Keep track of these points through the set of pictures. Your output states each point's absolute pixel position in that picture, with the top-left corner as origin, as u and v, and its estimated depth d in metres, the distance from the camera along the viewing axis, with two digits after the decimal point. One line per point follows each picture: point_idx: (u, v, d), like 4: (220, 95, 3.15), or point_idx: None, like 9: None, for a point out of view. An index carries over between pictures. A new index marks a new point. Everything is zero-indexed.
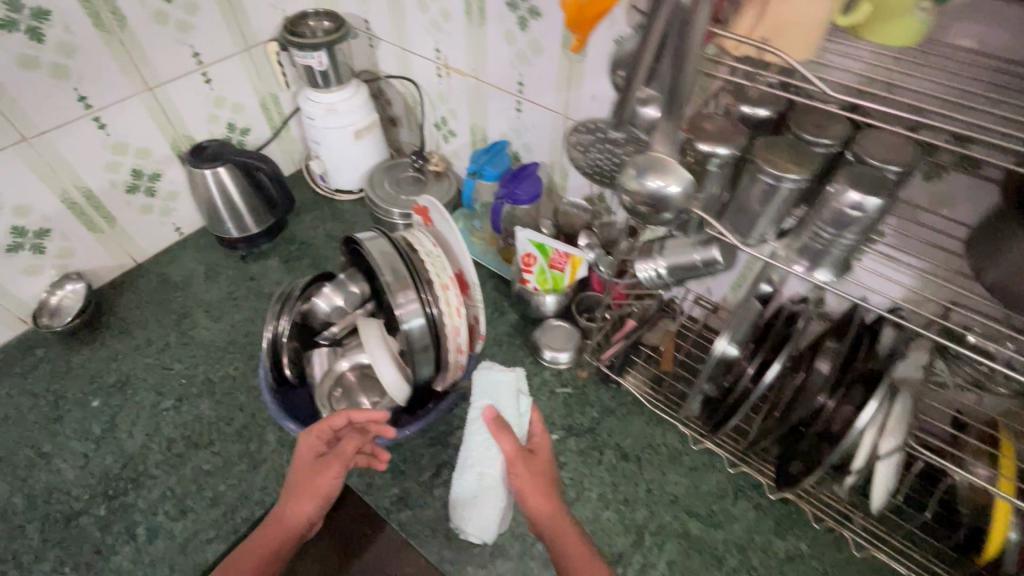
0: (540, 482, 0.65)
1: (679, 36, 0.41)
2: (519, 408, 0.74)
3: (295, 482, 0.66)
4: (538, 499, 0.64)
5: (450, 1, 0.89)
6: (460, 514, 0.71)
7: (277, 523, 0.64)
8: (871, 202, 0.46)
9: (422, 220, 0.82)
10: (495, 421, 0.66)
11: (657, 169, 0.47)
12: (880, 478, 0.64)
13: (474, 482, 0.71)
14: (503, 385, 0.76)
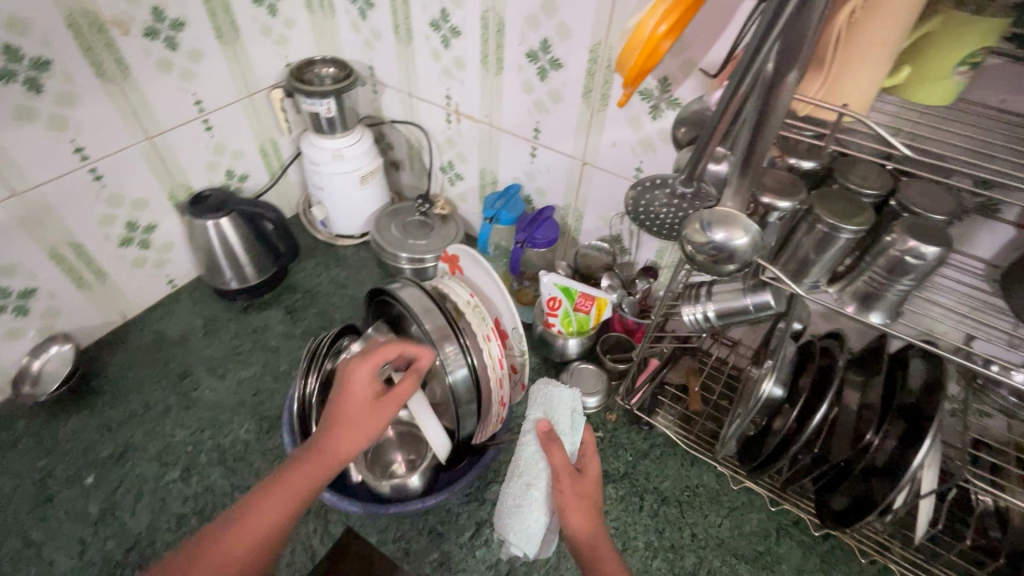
0: (586, 505, 0.58)
1: (761, 100, 0.42)
2: (575, 424, 0.63)
3: (345, 410, 0.58)
4: (580, 525, 0.56)
5: (466, 51, 0.90)
6: (505, 520, 0.63)
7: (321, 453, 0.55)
8: (932, 252, 0.48)
9: (450, 268, 0.85)
10: (546, 431, 0.61)
11: (724, 222, 0.48)
12: (924, 509, 0.66)
13: (519, 491, 0.62)
14: (558, 399, 0.64)
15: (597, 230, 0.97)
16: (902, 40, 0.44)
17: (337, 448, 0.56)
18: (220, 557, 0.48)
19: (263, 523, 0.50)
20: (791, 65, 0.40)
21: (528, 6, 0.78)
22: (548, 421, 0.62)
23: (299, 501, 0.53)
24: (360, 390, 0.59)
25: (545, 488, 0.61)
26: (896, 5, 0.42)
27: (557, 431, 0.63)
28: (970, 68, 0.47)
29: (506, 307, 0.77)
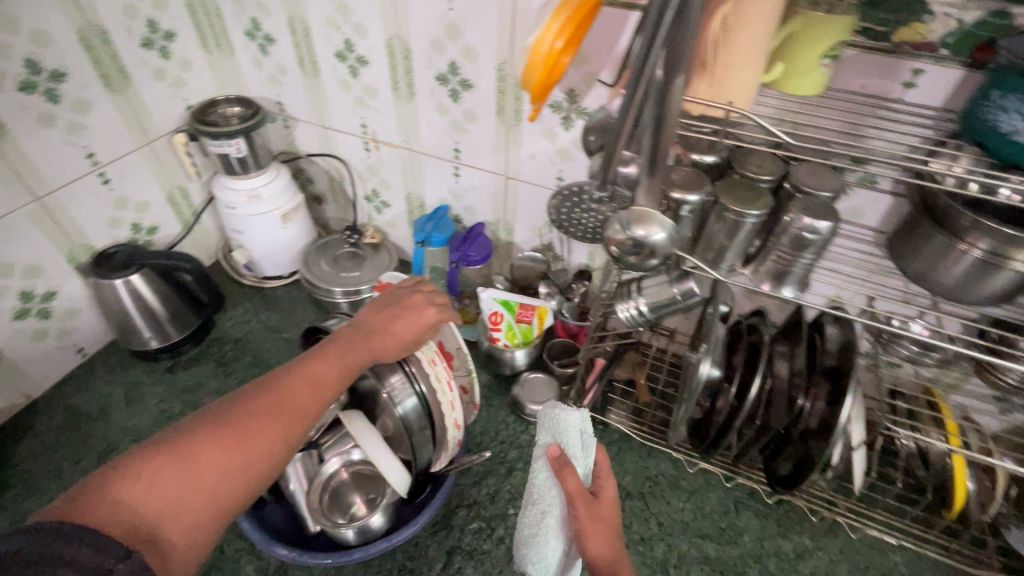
0: (605, 529, 0.57)
1: (657, 102, 0.45)
2: (586, 446, 0.61)
3: (397, 321, 0.65)
4: (600, 548, 0.55)
5: (376, 79, 0.89)
6: (522, 552, 0.64)
7: (371, 343, 0.61)
8: (824, 226, 0.53)
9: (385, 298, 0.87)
10: (557, 457, 0.58)
11: (642, 219, 0.50)
12: (858, 459, 0.72)
13: (533, 521, 0.62)
14: (567, 422, 0.60)
15: (529, 241, 0.98)
16: (771, 39, 0.48)
17: (381, 349, 0.62)
18: (292, 397, 0.51)
19: (327, 384, 0.54)
20: (677, 71, 0.43)
21: (431, 32, 0.79)
22: (558, 446, 0.59)
23: (349, 377, 0.57)
24: (416, 313, 0.66)
25: (558, 515, 0.60)
26: (761, 10, 0.46)
27: (568, 455, 0.60)
28: (831, 59, 0.54)
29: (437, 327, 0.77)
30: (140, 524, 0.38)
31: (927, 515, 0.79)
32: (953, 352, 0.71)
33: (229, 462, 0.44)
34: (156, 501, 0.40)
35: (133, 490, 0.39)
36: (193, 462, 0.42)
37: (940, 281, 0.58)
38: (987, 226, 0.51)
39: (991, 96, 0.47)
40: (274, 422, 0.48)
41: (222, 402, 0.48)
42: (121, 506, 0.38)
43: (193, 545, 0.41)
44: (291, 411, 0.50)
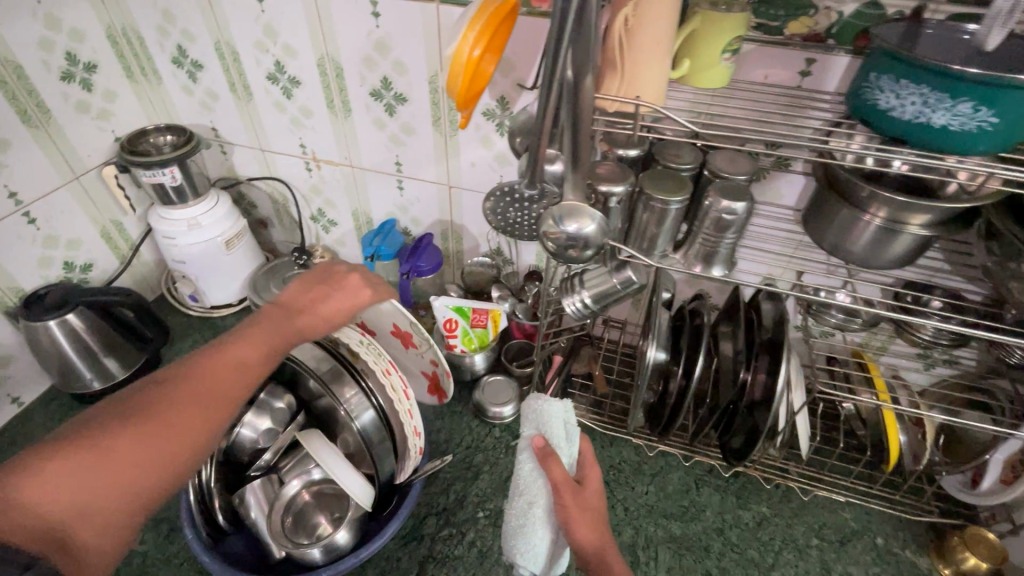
0: (590, 514, 0.60)
1: (572, 101, 0.48)
2: (570, 436, 0.64)
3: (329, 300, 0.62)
4: (586, 531, 0.58)
5: (310, 98, 0.90)
6: (508, 544, 0.65)
7: (300, 325, 0.59)
8: (740, 206, 0.57)
9: None
10: (541, 448, 0.62)
11: (573, 214, 0.53)
12: (801, 426, 0.78)
13: (520, 511, 0.63)
14: (551, 414, 0.64)
15: (478, 246, 1.00)
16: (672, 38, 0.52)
17: (310, 329, 0.60)
18: (208, 386, 0.49)
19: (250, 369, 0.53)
20: (585, 72, 0.46)
21: (361, 49, 0.81)
22: (542, 437, 0.63)
23: (274, 360, 0.56)
24: (348, 289, 0.64)
25: (545, 504, 0.63)
26: (658, 13, 0.50)
27: (553, 446, 0.63)
28: (731, 54, 0.58)
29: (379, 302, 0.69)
30: (45, 527, 0.38)
31: (870, 470, 0.84)
32: (875, 316, 0.77)
33: (139, 459, 0.43)
34: (62, 505, 0.39)
35: (32, 496, 0.38)
36: (98, 462, 0.42)
37: (851, 250, 0.63)
38: (884, 196, 0.57)
39: (871, 77, 0.52)
40: (191, 413, 0.47)
41: (132, 395, 0.47)
42: (23, 512, 0.38)
43: (110, 540, 0.41)
44: (208, 401, 0.48)
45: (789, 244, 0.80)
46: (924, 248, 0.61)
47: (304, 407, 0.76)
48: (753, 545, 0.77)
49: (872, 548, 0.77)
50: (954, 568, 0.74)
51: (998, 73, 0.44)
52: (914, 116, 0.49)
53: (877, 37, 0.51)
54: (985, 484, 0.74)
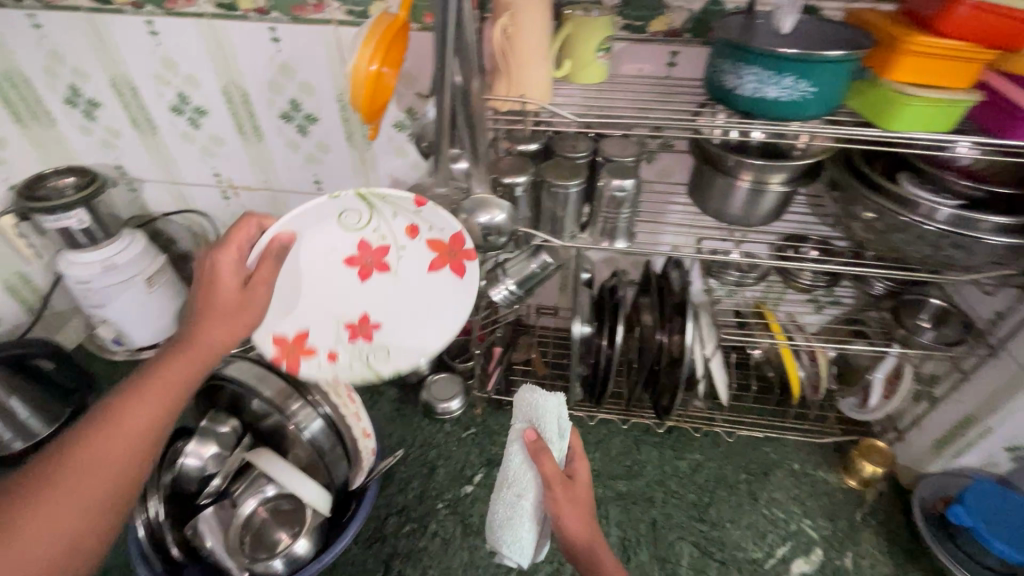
0: (582, 512, 0.58)
1: (464, 106, 0.54)
2: (563, 429, 0.62)
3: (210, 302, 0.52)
4: (578, 529, 0.57)
5: (219, 126, 0.90)
6: (493, 538, 0.63)
7: (196, 348, 0.50)
8: (628, 183, 0.65)
9: (295, 367, 0.63)
10: (534, 441, 0.61)
11: (483, 206, 0.60)
12: (717, 375, 0.88)
13: (508, 505, 0.61)
14: (545, 407, 0.62)
15: None
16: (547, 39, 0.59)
17: (213, 343, 0.51)
18: (98, 451, 0.43)
19: (146, 419, 0.46)
20: (472, 76, 0.52)
21: (265, 73, 0.82)
22: (534, 431, 0.62)
23: (179, 397, 0.48)
24: (226, 278, 0.53)
25: (533, 498, 0.61)
26: (534, 20, 0.57)
27: (545, 440, 0.61)
28: (605, 53, 0.65)
29: (324, 255, 0.65)
30: None
31: (781, 407, 0.95)
32: (764, 270, 0.88)
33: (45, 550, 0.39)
34: None
35: None
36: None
37: (731, 214, 0.73)
38: (746, 163, 0.66)
39: (720, 62, 0.61)
40: (74, 500, 0.41)
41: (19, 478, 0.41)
42: None
43: None
44: (100, 466, 0.43)
45: (685, 216, 0.89)
46: (786, 204, 0.72)
47: (249, 429, 0.77)
48: (691, 489, 0.85)
49: (790, 474, 0.87)
50: (857, 477, 0.85)
51: (810, 52, 0.54)
52: (755, 91, 0.58)
53: (719, 30, 0.60)
54: (873, 401, 0.87)
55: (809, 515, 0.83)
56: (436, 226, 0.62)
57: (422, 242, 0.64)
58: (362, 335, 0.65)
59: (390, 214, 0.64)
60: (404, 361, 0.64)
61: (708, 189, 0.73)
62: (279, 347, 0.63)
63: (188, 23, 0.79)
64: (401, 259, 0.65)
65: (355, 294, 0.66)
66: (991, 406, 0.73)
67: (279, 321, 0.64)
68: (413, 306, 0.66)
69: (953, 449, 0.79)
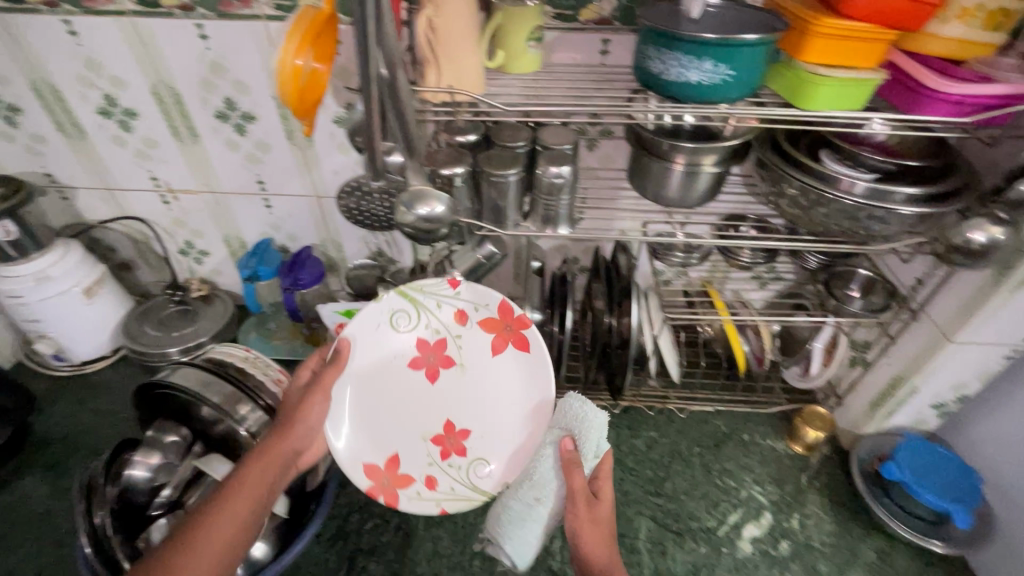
0: (601, 529, 0.59)
1: (392, 98, 0.54)
2: (599, 447, 0.69)
3: (296, 425, 0.62)
4: (593, 544, 0.58)
5: (152, 128, 0.87)
6: (496, 528, 0.72)
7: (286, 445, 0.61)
8: (565, 170, 0.66)
9: (396, 500, 0.69)
10: (569, 452, 0.67)
11: (420, 199, 0.59)
12: (667, 354, 0.90)
13: (527, 503, 0.69)
14: (589, 423, 0.69)
15: (358, 254, 1.03)
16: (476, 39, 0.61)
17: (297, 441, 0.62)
18: (217, 532, 0.53)
19: (252, 505, 0.56)
20: (398, 68, 0.52)
21: (195, 72, 0.80)
22: (573, 442, 0.68)
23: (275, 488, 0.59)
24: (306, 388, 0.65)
25: (549, 503, 0.69)
26: (457, 11, 0.57)
27: (580, 453, 0.68)
28: (536, 43, 0.66)
29: (390, 367, 0.73)
30: None
31: (730, 382, 1.00)
32: (706, 250, 0.91)
33: None
34: None
35: None
36: None
37: (669, 196, 0.75)
38: (679, 146, 0.68)
39: (645, 49, 0.62)
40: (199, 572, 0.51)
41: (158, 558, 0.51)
42: None
43: None
44: (219, 545, 0.53)
45: (629, 201, 0.92)
46: (719, 185, 0.75)
47: (200, 437, 0.75)
48: (647, 465, 0.88)
49: (741, 444, 0.91)
50: (801, 443, 0.90)
51: (730, 36, 0.56)
52: (678, 76, 0.60)
53: (644, 16, 0.62)
54: (813, 369, 0.90)
55: (759, 482, 0.86)
56: (477, 304, 0.72)
57: (474, 326, 0.73)
58: (452, 451, 0.72)
59: (434, 305, 0.72)
60: (504, 472, 0.70)
61: (642, 172, 0.76)
62: (376, 481, 0.69)
63: (109, 22, 0.76)
64: (463, 348, 0.73)
65: (430, 403, 0.74)
66: (914, 367, 0.77)
67: (371, 455, 0.70)
68: (489, 398, 0.73)
69: (885, 410, 0.83)
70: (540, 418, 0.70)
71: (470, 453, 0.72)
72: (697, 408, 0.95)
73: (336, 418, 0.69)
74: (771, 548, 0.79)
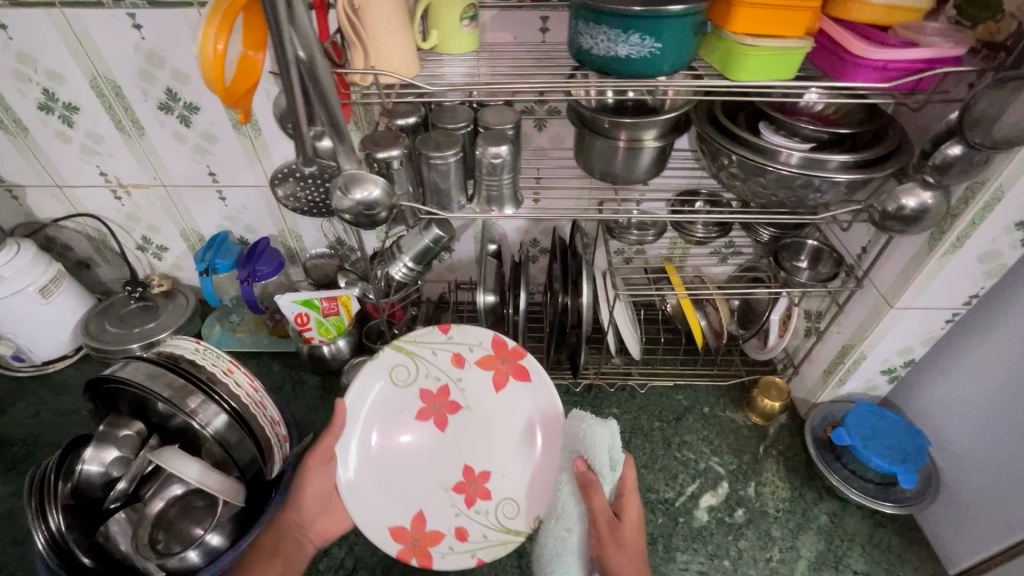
0: (630, 550, 0.61)
1: (312, 80, 0.53)
2: (613, 460, 0.65)
3: (301, 502, 0.69)
4: (623, 566, 0.60)
5: (95, 123, 0.86)
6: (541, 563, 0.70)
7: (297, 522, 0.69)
8: (503, 150, 0.66)
9: (428, 559, 0.69)
10: (584, 475, 0.65)
11: (357, 182, 0.60)
12: (622, 327, 0.91)
13: (559, 536, 0.68)
14: (594, 438, 0.65)
15: (317, 243, 1.03)
16: (407, 24, 0.61)
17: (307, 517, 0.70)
18: None
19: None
20: (315, 50, 0.51)
21: (132, 62, 0.79)
22: (584, 462, 0.66)
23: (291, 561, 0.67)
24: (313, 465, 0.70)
25: (580, 531, 0.67)
26: None
27: (597, 473, 0.64)
28: (470, 21, 0.66)
29: (399, 421, 0.77)
30: None
31: (690, 355, 1.00)
32: (661, 226, 0.91)
33: None
34: None
35: None
36: None
37: (616, 172, 0.75)
38: (620, 122, 0.68)
39: (575, 26, 0.62)
40: None
41: None
42: None
43: None
44: None
45: (583, 180, 0.92)
46: (663, 160, 0.75)
47: (156, 431, 0.75)
48: None
49: (701, 417, 0.92)
50: (759, 414, 0.91)
51: (654, 8, 0.56)
52: (607, 51, 0.60)
53: None
54: (771, 341, 0.91)
55: (717, 453, 0.88)
56: (471, 344, 0.78)
57: (472, 366, 0.78)
58: (476, 496, 0.74)
59: (430, 353, 0.78)
60: (531, 507, 0.72)
61: (586, 150, 0.75)
62: (405, 543, 0.70)
63: (39, 14, 0.74)
64: (466, 391, 0.78)
65: (445, 452, 0.77)
66: (861, 333, 0.78)
67: (396, 516, 0.72)
68: (498, 434, 0.77)
69: (838, 377, 0.84)
70: (553, 443, 0.74)
71: (493, 495, 0.74)
72: (658, 382, 0.96)
73: (353, 480, 0.71)
74: (727, 516, 0.80)
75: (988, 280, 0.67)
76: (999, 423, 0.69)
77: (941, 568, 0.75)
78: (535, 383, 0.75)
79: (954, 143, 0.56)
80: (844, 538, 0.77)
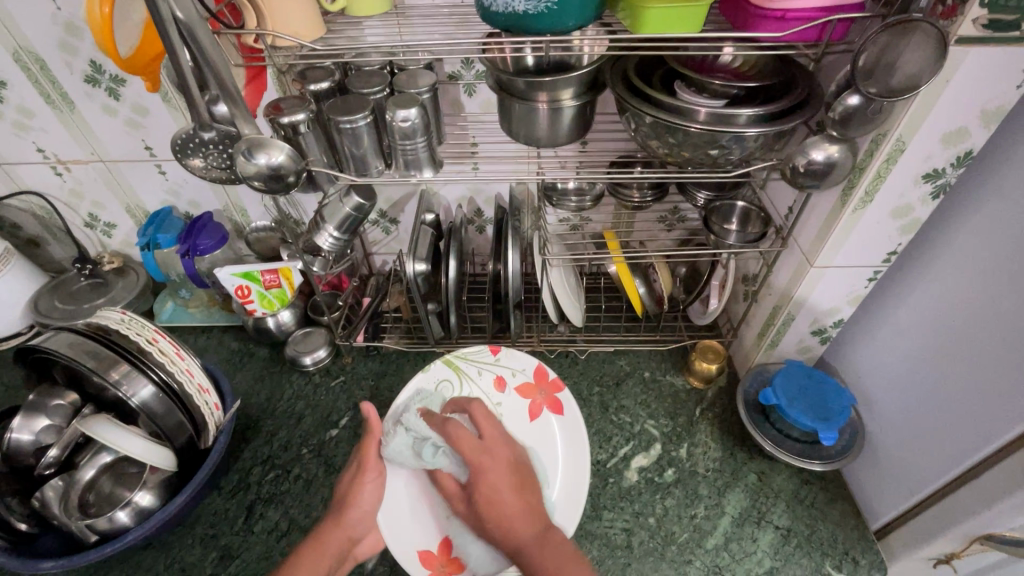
0: (500, 510, 0.57)
1: (195, 43, 0.53)
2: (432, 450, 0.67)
3: (348, 514, 0.64)
4: (499, 528, 0.56)
5: (25, 97, 0.86)
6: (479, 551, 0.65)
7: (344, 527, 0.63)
8: (412, 113, 0.65)
9: None
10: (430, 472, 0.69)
11: (261, 147, 0.59)
12: (560, 294, 0.90)
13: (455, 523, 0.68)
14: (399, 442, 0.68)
15: (261, 217, 1.03)
16: None
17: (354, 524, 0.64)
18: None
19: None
20: (194, 13, 0.51)
21: (51, 34, 0.78)
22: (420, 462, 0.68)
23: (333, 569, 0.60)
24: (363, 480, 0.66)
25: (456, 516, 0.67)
26: None
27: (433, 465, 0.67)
28: None
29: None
30: None
31: (632, 322, 1.01)
32: (598, 191, 0.91)
33: None
34: None
35: None
36: None
37: (538, 135, 0.74)
38: (535, 82, 0.67)
39: None
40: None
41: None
42: None
43: None
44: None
45: (518, 147, 0.91)
46: (584, 122, 0.74)
47: (91, 401, 0.76)
48: None
49: (640, 381, 0.93)
50: (696, 377, 0.92)
51: None
52: (505, 7, 0.59)
53: None
54: (711, 305, 0.92)
55: (652, 416, 0.89)
56: (514, 369, 0.81)
57: (511, 390, 0.80)
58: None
59: (475, 373, 0.81)
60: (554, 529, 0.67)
61: (504, 114, 0.75)
62: (433, 568, 0.65)
63: None
64: (502, 415, 0.78)
65: None
66: (789, 294, 0.78)
67: (424, 539, 0.67)
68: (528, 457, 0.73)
69: (770, 339, 0.85)
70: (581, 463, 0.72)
71: None
72: (601, 347, 0.97)
73: (393, 493, 0.69)
74: (656, 476, 0.81)
75: (903, 237, 0.67)
76: (940, 369, 0.66)
77: (863, 523, 0.76)
78: (566, 416, 0.76)
79: (851, 93, 0.56)
80: (769, 495, 0.79)
